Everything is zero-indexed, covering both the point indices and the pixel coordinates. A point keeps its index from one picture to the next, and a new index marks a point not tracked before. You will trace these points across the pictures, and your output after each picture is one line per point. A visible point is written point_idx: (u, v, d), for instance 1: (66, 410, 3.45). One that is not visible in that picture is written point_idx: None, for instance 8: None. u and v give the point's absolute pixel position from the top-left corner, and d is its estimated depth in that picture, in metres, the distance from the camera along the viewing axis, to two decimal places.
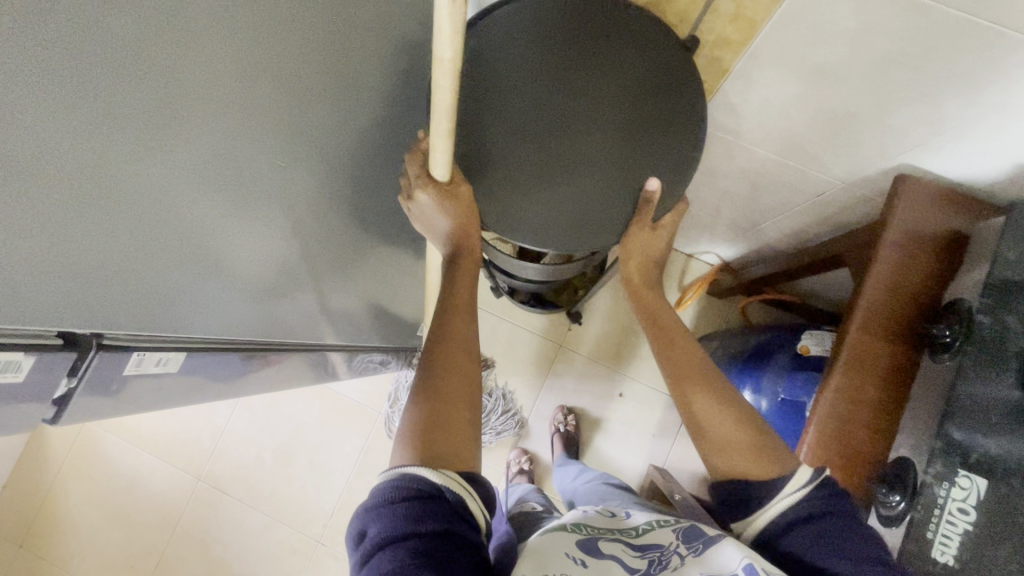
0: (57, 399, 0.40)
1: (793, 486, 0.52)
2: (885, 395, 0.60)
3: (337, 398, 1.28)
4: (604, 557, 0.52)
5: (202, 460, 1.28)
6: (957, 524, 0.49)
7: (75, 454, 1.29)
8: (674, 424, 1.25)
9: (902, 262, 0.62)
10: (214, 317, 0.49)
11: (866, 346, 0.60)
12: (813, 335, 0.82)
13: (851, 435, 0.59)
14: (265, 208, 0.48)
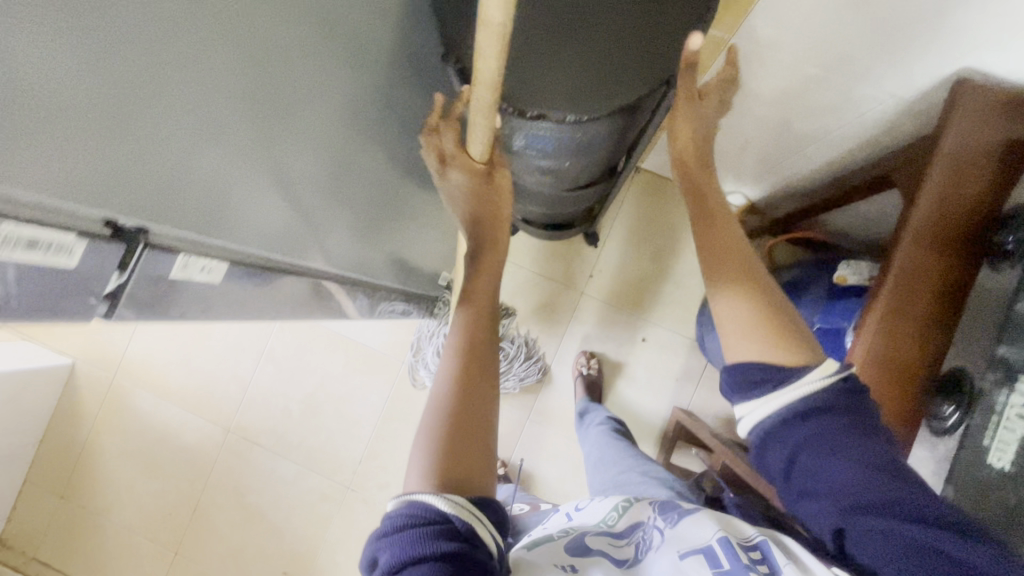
0: (112, 291, 0.35)
1: (823, 371, 0.45)
2: (934, 310, 0.58)
3: (359, 349, 1.29)
4: (593, 553, 0.51)
5: (230, 413, 1.30)
6: (1016, 429, 0.51)
7: (108, 409, 1.32)
8: (698, 368, 1.25)
9: (957, 172, 0.58)
10: (264, 240, 0.48)
11: (920, 256, 0.58)
12: (851, 266, 0.79)
13: (901, 350, 0.58)
14: (307, 129, 0.45)
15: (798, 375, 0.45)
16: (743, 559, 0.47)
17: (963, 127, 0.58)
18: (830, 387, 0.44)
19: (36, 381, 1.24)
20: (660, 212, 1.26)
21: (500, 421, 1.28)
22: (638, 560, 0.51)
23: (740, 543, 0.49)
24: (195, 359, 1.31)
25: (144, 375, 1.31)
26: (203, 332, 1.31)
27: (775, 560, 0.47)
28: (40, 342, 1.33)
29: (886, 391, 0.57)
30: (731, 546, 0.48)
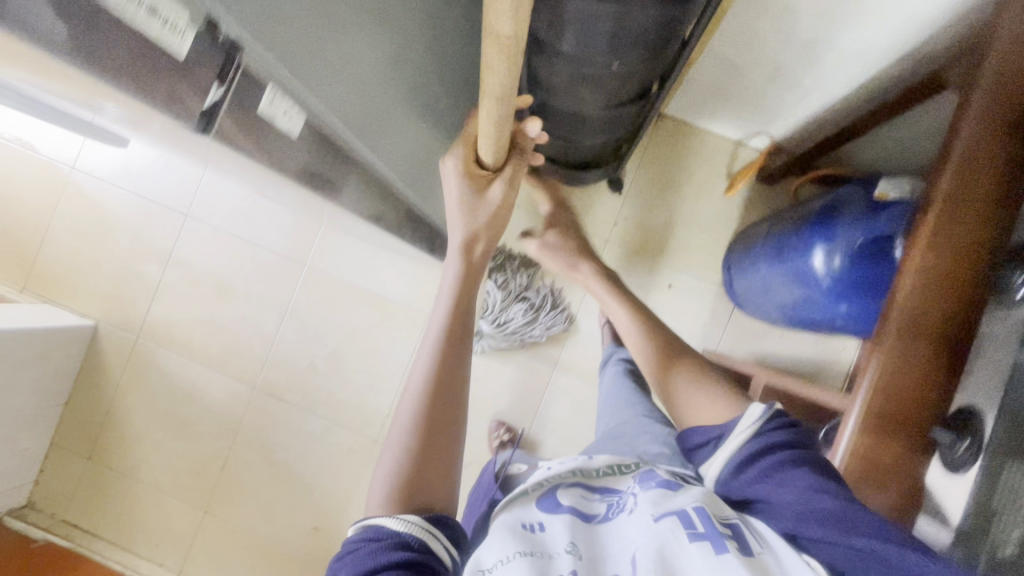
0: (208, 106, 0.46)
1: (749, 420, 0.57)
2: (987, 239, 0.54)
3: (384, 302, 1.29)
4: (562, 510, 0.51)
5: (255, 370, 1.30)
6: None
7: (133, 369, 1.32)
8: (725, 311, 1.25)
9: (1012, 86, 0.54)
10: (338, 97, 0.48)
11: (957, 202, 0.55)
12: (893, 182, 0.79)
13: (933, 310, 0.55)
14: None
15: (731, 432, 0.56)
16: (718, 527, 0.46)
17: (997, 65, 0.54)
18: (754, 434, 0.56)
19: (61, 341, 1.23)
20: (681, 157, 1.26)
21: (526, 372, 1.28)
22: (612, 518, 0.51)
23: (715, 515, 0.48)
24: (218, 317, 1.31)
25: (168, 335, 1.31)
26: (227, 290, 1.31)
27: (747, 542, 0.45)
28: (64, 303, 1.33)
29: (928, 323, 0.55)
30: (703, 511, 0.48)
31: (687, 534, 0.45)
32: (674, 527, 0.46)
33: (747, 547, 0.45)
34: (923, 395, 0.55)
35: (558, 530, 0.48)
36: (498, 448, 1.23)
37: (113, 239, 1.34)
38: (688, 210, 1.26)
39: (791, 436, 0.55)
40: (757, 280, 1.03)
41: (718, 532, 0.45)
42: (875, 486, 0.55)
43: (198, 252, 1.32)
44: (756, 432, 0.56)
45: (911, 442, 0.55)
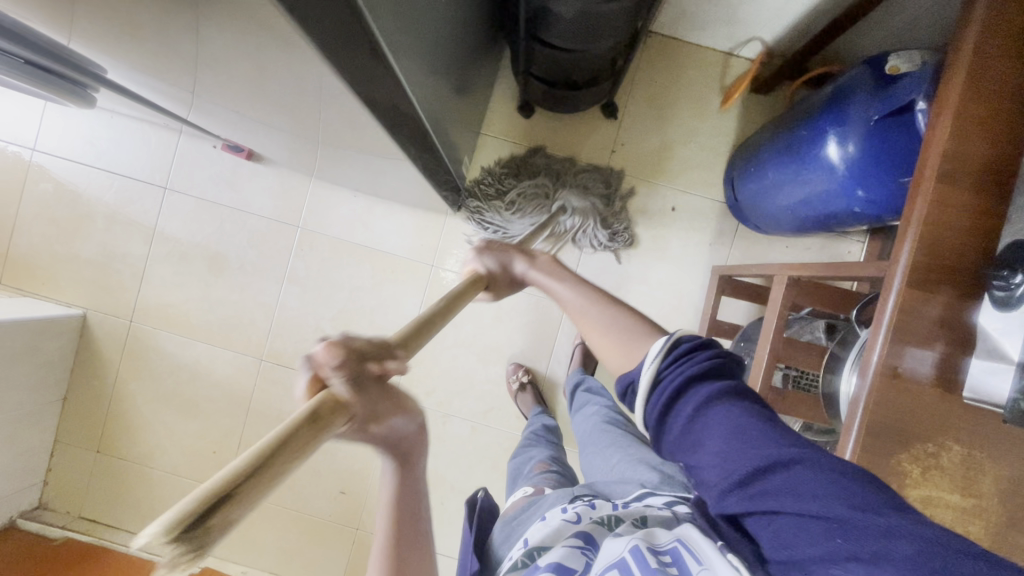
0: None
1: (652, 360, 0.51)
2: (1010, 110, 0.53)
3: (386, 256, 1.25)
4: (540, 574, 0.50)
5: (260, 341, 1.26)
6: None
7: (130, 355, 1.26)
8: (730, 229, 1.25)
9: None
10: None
11: (986, 40, 0.54)
12: (901, 55, 0.77)
13: (971, 158, 0.54)
14: None
15: (639, 380, 0.51)
16: (653, 564, 0.44)
17: None
18: (659, 372, 0.50)
19: (52, 331, 1.17)
20: (674, 75, 1.23)
21: (537, 312, 1.26)
22: None
23: (653, 547, 0.47)
24: (214, 292, 1.26)
25: (165, 315, 1.26)
26: (219, 263, 1.26)
27: (687, 565, 0.44)
28: (46, 295, 1.26)
29: (958, 196, 0.54)
30: (641, 552, 0.46)
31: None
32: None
33: (685, 570, 0.44)
34: (975, 243, 0.54)
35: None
36: (518, 391, 1.22)
37: (91, 223, 1.27)
38: (685, 129, 1.24)
39: (689, 369, 0.49)
40: (768, 182, 1.02)
41: (655, 567, 0.44)
42: (919, 337, 0.55)
43: (184, 227, 1.26)
44: (656, 381, 0.50)
45: (956, 290, 0.54)
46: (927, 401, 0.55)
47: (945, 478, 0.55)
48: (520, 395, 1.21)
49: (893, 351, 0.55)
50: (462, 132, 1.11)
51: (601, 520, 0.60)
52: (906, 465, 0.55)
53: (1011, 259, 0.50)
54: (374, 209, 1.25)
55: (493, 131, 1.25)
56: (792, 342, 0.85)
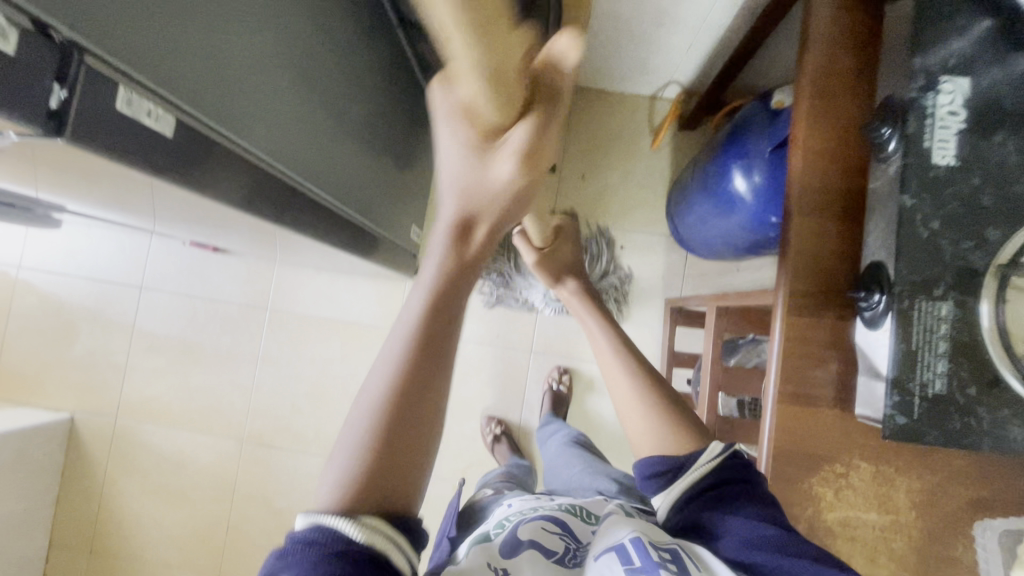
0: None
1: (711, 454, 0.52)
2: (850, 141, 0.57)
3: (353, 326, 1.30)
4: (523, 549, 0.48)
5: (240, 423, 1.30)
6: (948, 145, 0.49)
7: (117, 452, 1.30)
8: (680, 260, 1.28)
9: (839, 6, 0.58)
10: (269, 140, 0.55)
11: (825, 80, 0.58)
12: (784, 89, 0.85)
13: (827, 187, 0.58)
14: (219, 15, 0.45)
15: (692, 466, 0.51)
16: (654, 556, 0.44)
17: None
18: (716, 467, 0.51)
19: (40, 440, 1.22)
20: (604, 124, 1.31)
21: (505, 363, 1.29)
22: (569, 562, 0.47)
23: (654, 541, 0.46)
24: (193, 380, 1.31)
25: (147, 409, 1.31)
26: (196, 352, 1.32)
27: (686, 566, 0.44)
28: (36, 403, 1.32)
29: (820, 224, 0.58)
30: (643, 544, 0.45)
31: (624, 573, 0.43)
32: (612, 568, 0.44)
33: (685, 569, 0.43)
34: (850, 267, 0.57)
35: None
36: (493, 442, 1.23)
37: (74, 329, 1.34)
38: (622, 172, 1.30)
39: (742, 475, 0.51)
40: (695, 213, 1.07)
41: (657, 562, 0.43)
42: (811, 360, 0.57)
43: (161, 322, 1.33)
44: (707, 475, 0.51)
45: (840, 312, 0.57)
46: (826, 422, 0.56)
47: (858, 497, 0.55)
48: (495, 446, 1.21)
49: (789, 376, 0.57)
50: (409, 204, 1.18)
51: (573, 510, 0.58)
52: (818, 488, 0.56)
53: (869, 280, 0.53)
54: (337, 283, 1.30)
55: None
56: (731, 369, 0.88)
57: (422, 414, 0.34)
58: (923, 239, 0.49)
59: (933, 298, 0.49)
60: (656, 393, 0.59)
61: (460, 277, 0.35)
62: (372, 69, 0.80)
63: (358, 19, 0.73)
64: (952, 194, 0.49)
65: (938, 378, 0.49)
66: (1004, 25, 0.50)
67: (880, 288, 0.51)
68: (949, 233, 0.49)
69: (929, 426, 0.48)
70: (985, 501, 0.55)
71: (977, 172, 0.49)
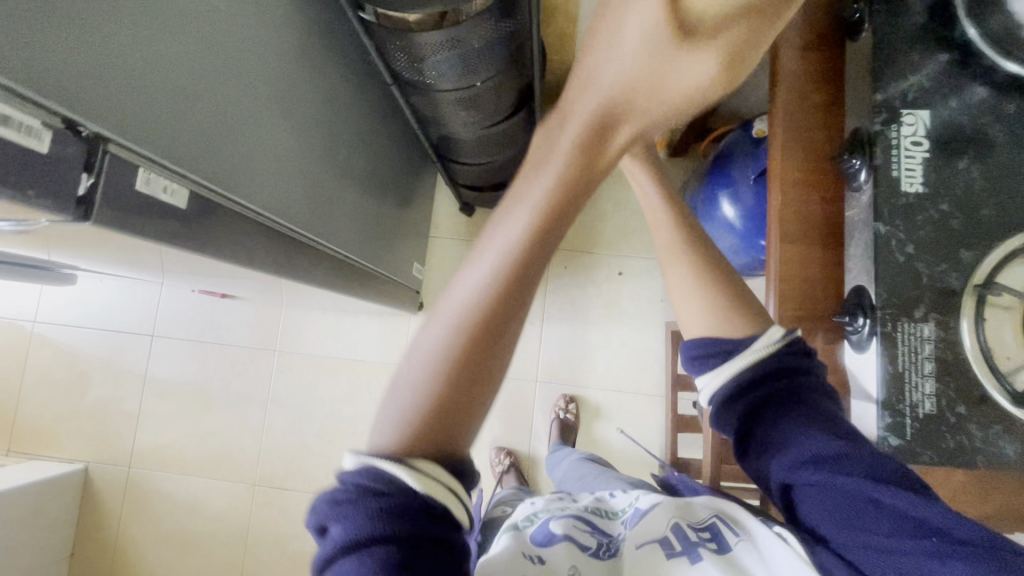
0: None
1: (767, 339, 0.49)
2: (824, 173, 0.60)
3: (359, 364, 1.32)
4: (556, 539, 0.50)
5: (252, 466, 1.31)
6: (915, 173, 0.52)
7: (131, 501, 1.31)
8: None
9: (801, 49, 0.62)
10: (275, 200, 0.59)
11: (795, 116, 0.61)
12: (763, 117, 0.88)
13: (806, 217, 0.60)
14: (222, 98, 0.48)
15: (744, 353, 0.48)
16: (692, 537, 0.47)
17: (784, 33, 0.62)
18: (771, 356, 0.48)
19: (55, 493, 1.23)
20: None
21: (511, 393, 1.30)
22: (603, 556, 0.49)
23: (692, 522, 0.49)
24: (204, 425, 1.33)
25: (160, 457, 1.32)
26: (207, 397, 1.34)
27: (725, 538, 0.47)
28: (52, 455, 1.34)
29: (802, 253, 0.60)
30: (682, 530, 0.48)
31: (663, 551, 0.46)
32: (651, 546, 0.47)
33: (724, 544, 0.46)
34: (833, 293, 0.59)
35: (558, 564, 0.46)
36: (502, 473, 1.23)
37: (87, 380, 1.37)
38: (616, 200, 1.34)
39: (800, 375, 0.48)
40: None
41: (695, 544, 0.46)
42: None
43: (172, 368, 1.36)
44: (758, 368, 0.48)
45: (828, 336, 0.58)
46: None
47: None
48: (502, 477, 1.21)
49: None
50: (410, 242, 1.22)
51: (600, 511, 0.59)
52: None
53: (854, 304, 0.55)
54: (342, 321, 1.33)
55: (442, 233, 1.36)
56: None
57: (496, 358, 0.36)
58: (899, 263, 0.51)
59: (915, 320, 0.51)
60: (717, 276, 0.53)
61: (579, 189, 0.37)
62: (371, 121, 0.85)
63: (354, 79, 0.77)
64: (924, 219, 0.52)
65: (928, 399, 0.50)
66: (957, 60, 0.54)
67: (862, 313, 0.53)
68: (924, 258, 0.51)
69: (922, 446, 0.50)
70: (989, 518, 0.55)
71: (945, 194, 0.52)
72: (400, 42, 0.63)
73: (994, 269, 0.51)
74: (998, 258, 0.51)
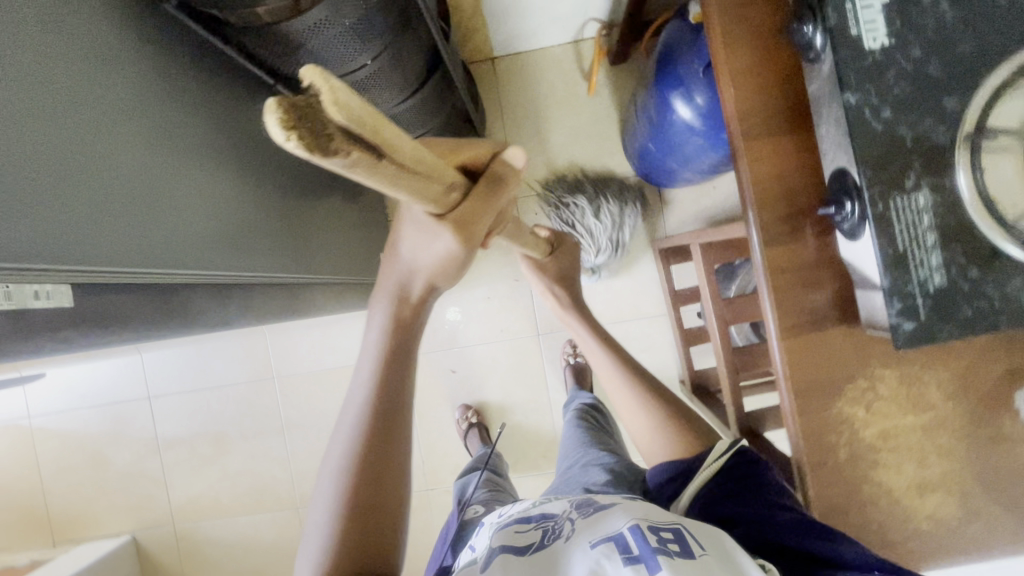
0: None
1: (717, 453, 0.64)
2: (776, 53, 0.53)
3: None
4: (495, 551, 0.49)
5: (289, 492, 1.32)
6: (877, 25, 0.45)
7: (187, 555, 1.34)
8: (654, 197, 1.24)
9: None
10: (203, 251, 0.53)
11: None
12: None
13: (766, 108, 0.54)
14: (114, 180, 0.43)
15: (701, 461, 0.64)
16: (652, 542, 0.46)
17: None
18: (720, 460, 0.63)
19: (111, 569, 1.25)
20: (533, 89, 1.25)
21: (517, 354, 1.28)
22: (547, 548, 0.49)
23: (655, 525, 0.49)
24: (229, 468, 1.33)
25: (200, 508, 1.33)
26: (224, 441, 1.33)
27: (691, 546, 0.47)
28: (96, 534, 1.35)
29: (769, 149, 0.54)
30: (642, 532, 0.47)
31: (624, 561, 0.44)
32: (609, 554, 0.45)
33: (688, 550, 0.46)
34: (813, 182, 0.54)
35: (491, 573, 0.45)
36: (468, 430, 1.25)
37: (102, 458, 1.35)
38: (569, 128, 1.25)
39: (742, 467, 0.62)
40: (652, 149, 1.02)
41: (653, 545, 0.45)
42: (806, 285, 0.54)
43: (180, 423, 1.34)
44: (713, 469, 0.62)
45: (819, 230, 0.54)
46: (840, 342, 0.54)
47: (891, 405, 0.53)
48: (469, 434, 1.23)
49: (784, 310, 0.54)
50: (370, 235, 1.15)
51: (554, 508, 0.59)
52: (849, 410, 0.54)
53: (838, 190, 0.50)
54: (330, 332, 1.29)
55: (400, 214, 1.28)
56: (732, 300, 0.84)
57: (383, 490, 0.47)
58: (878, 134, 0.46)
59: (907, 191, 0.46)
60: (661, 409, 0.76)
61: (407, 329, 0.47)
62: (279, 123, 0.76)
63: (254, 89, 0.69)
64: (896, 75, 0.45)
65: (936, 272, 0.46)
66: None
67: (850, 197, 0.48)
68: (905, 118, 0.45)
69: (938, 323, 0.46)
70: (1019, 370, 0.52)
71: (915, 40, 0.45)
72: (270, 35, 0.57)
73: (985, 109, 0.45)
74: (987, 95, 0.44)
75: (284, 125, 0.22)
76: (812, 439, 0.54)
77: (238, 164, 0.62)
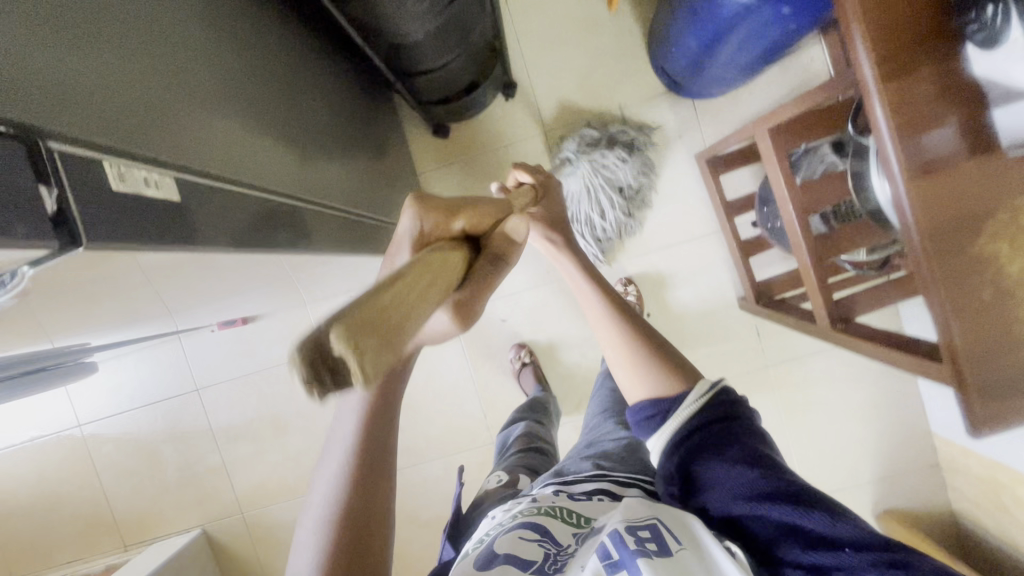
0: None
1: (696, 394, 0.61)
2: None
3: None
4: (496, 561, 0.51)
5: None
6: None
7: (259, 540, 1.33)
8: (690, 112, 1.19)
9: None
10: (258, 170, 0.50)
11: None
12: None
13: None
14: (175, 83, 0.40)
15: (679, 403, 0.61)
16: (632, 544, 0.50)
17: None
18: (699, 403, 0.61)
19: (188, 562, 1.25)
20: (550, 15, 1.19)
21: (566, 294, 1.25)
22: (547, 568, 0.51)
23: (632, 524, 0.53)
24: (290, 449, 1.31)
25: (265, 493, 1.32)
26: (280, 423, 1.31)
27: (667, 542, 0.51)
28: (166, 532, 1.34)
29: None
30: (620, 535, 0.51)
31: (604, 567, 0.49)
32: (593, 562, 0.49)
33: (665, 547, 0.50)
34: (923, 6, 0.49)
35: None
36: (520, 371, 1.23)
37: (159, 457, 1.32)
38: (592, 52, 1.19)
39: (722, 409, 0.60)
40: (692, 52, 0.97)
41: (634, 549, 0.49)
42: (926, 122, 0.50)
43: (233, 411, 1.31)
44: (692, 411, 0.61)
45: (935, 57, 0.49)
46: (972, 176, 0.50)
47: None
48: (522, 374, 1.23)
49: (908, 149, 0.51)
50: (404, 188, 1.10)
51: (557, 511, 0.61)
52: (991, 246, 0.51)
53: None
54: None
55: (427, 166, 1.23)
56: (807, 186, 0.80)
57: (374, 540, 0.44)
58: None
59: None
60: (649, 346, 0.68)
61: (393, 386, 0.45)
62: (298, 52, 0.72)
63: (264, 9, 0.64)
64: None
65: None
66: None
67: None
68: None
69: None
70: None
71: None
72: None
73: None
74: None
75: (304, 383, 0.23)
76: (953, 284, 0.51)
77: (269, 85, 0.59)
